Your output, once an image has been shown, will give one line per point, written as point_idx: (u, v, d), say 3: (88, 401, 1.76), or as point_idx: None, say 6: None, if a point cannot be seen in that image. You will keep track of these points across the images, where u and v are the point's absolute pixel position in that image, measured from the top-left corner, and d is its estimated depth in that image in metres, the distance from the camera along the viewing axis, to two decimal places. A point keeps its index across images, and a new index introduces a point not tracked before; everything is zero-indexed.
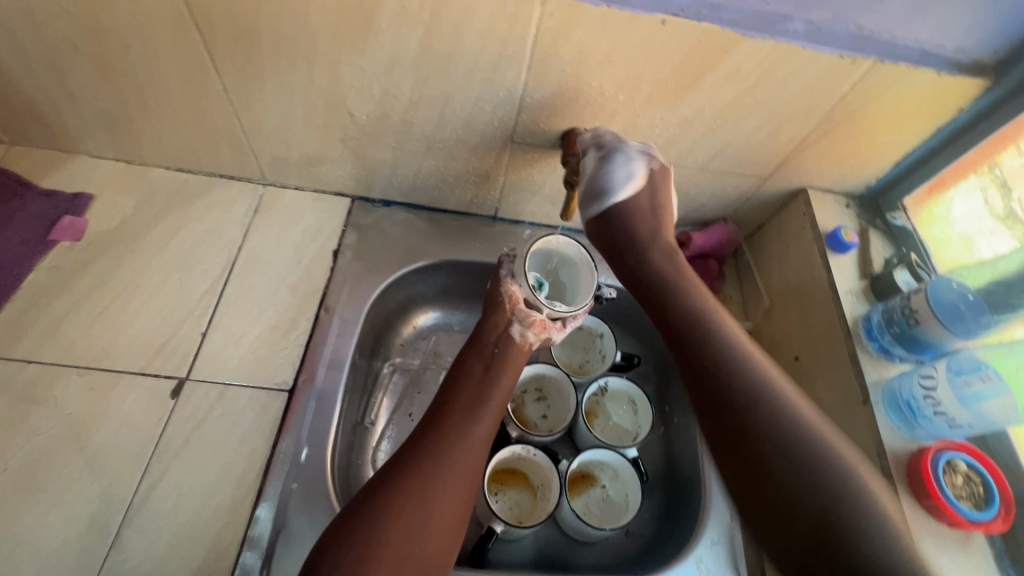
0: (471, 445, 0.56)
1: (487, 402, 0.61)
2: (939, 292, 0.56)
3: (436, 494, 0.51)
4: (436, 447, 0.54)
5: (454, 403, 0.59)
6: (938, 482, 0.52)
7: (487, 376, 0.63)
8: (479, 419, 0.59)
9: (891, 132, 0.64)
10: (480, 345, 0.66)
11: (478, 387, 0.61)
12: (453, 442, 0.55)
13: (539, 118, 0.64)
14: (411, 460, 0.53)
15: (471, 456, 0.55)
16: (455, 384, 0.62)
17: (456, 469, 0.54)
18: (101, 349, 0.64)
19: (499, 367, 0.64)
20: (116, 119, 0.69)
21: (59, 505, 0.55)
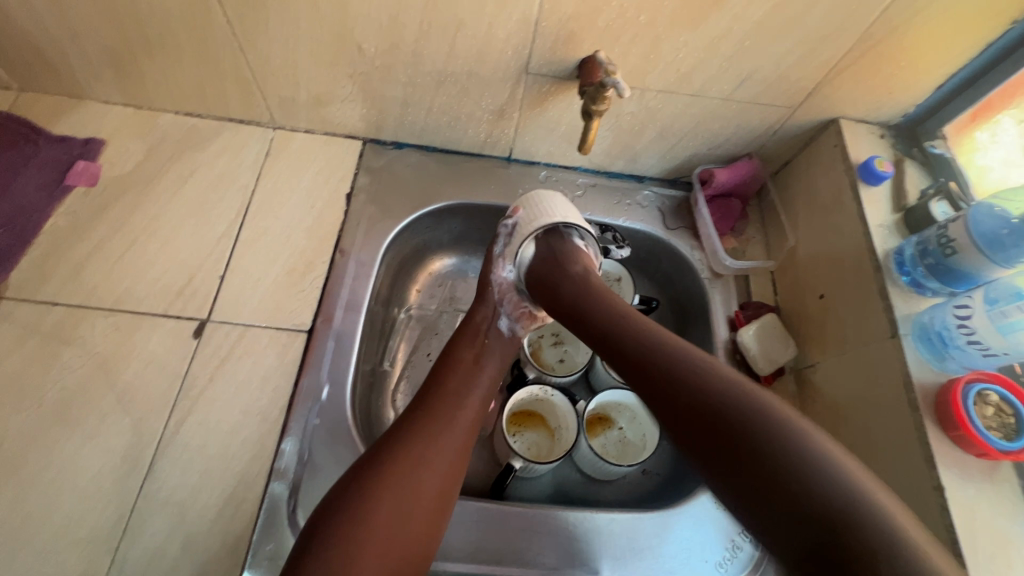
0: (456, 430, 0.55)
1: (470, 390, 0.59)
2: (978, 220, 0.54)
3: (422, 477, 0.50)
4: (421, 430, 0.53)
5: (438, 389, 0.58)
6: (968, 414, 0.50)
7: (473, 366, 0.62)
8: (464, 407, 0.57)
9: (935, 50, 0.60)
10: (466, 338, 0.64)
11: (464, 376, 0.60)
12: (438, 426, 0.54)
13: (556, 45, 0.61)
14: (397, 439, 0.52)
15: (456, 442, 0.54)
16: (444, 370, 0.61)
17: (439, 454, 0.52)
18: (123, 291, 0.65)
19: (482, 361, 0.63)
20: (121, 60, 0.67)
21: (94, 437, 0.57)
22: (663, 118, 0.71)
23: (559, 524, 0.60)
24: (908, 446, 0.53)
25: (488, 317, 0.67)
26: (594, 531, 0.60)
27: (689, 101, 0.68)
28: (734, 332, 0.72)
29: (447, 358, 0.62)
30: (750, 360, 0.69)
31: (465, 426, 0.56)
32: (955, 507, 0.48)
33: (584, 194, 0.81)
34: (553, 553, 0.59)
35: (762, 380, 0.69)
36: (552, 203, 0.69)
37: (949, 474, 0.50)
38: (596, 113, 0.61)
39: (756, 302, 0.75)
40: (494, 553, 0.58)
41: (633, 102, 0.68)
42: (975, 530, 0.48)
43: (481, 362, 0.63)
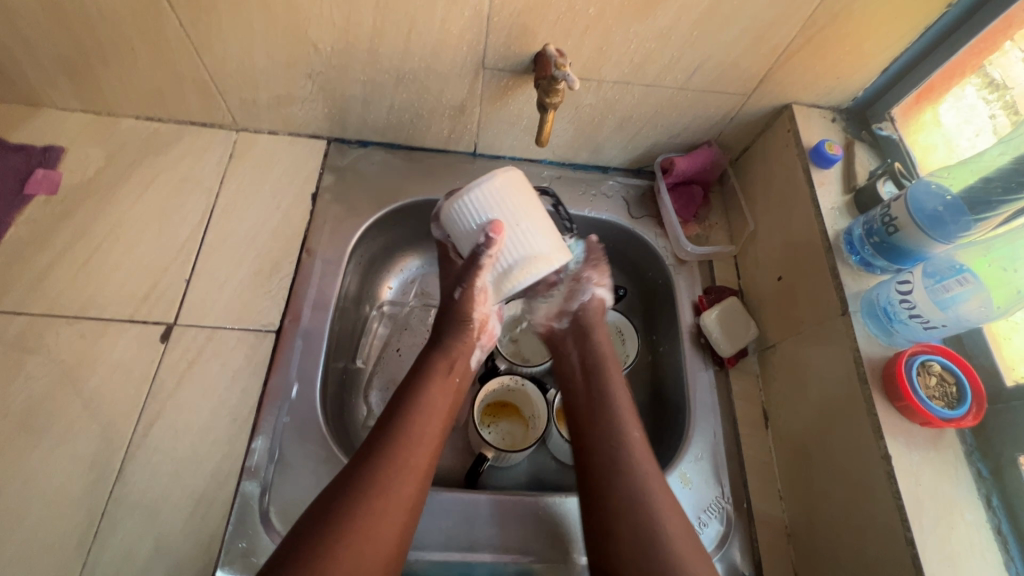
0: (410, 488, 0.51)
1: (427, 438, 0.55)
2: (918, 199, 0.56)
3: (372, 547, 0.47)
4: (372, 492, 0.49)
5: (395, 438, 0.53)
6: (912, 385, 0.52)
7: (433, 410, 0.57)
8: (421, 458, 0.53)
9: (878, 34, 0.61)
10: (437, 381, 0.59)
11: (419, 416, 0.56)
12: (392, 488, 0.50)
13: (509, 40, 0.62)
14: (346, 501, 0.48)
15: (406, 503, 0.50)
16: (397, 410, 0.56)
17: (390, 520, 0.49)
18: (88, 298, 0.65)
19: (444, 405, 0.58)
20: (76, 67, 0.67)
21: (63, 444, 0.57)
22: (621, 109, 0.72)
23: (528, 509, 0.62)
24: (858, 418, 0.55)
25: (461, 356, 0.63)
26: (562, 516, 0.62)
27: (645, 92, 0.69)
28: (698, 317, 0.74)
29: (412, 400, 0.57)
30: (713, 342, 0.71)
31: (419, 482, 0.52)
32: (901, 474, 0.50)
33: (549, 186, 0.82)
34: (522, 537, 0.60)
35: (726, 361, 0.71)
36: (539, 218, 0.58)
37: (896, 443, 0.52)
38: (551, 106, 0.62)
39: (719, 286, 0.77)
40: (465, 540, 0.59)
41: (590, 93, 0.69)
42: (920, 495, 0.50)
43: (441, 406, 0.58)
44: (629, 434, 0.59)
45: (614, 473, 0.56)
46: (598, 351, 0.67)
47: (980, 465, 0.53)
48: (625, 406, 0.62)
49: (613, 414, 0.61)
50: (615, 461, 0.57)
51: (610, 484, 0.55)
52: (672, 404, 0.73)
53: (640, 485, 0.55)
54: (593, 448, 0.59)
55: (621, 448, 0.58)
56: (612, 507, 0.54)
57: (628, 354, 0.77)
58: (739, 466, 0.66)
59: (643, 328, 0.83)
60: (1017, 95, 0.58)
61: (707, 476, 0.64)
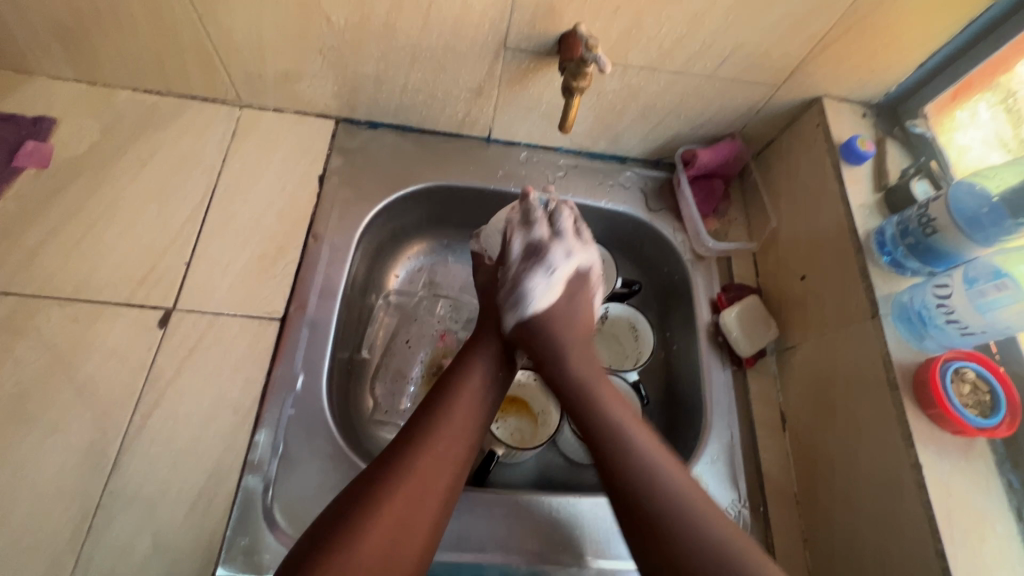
0: (448, 475, 0.49)
1: (469, 427, 0.53)
2: (958, 199, 0.54)
3: (405, 537, 0.45)
4: (408, 479, 0.47)
5: (435, 425, 0.52)
6: (947, 393, 0.50)
7: (475, 399, 0.55)
8: (461, 447, 0.52)
9: (919, 26, 0.59)
10: (479, 368, 0.58)
11: (464, 402, 0.54)
12: (430, 476, 0.48)
13: (534, 19, 0.59)
14: (382, 488, 0.46)
15: (443, 493, 0.49)
16: (441, 396, 0.55)
17: (425, 509, 0.47)
18: (81, 279, 0.62)
19: (487, 395, 0.57)
20: (70, 33, 0.63)
21: (54, 433, 0.54)
22: (645, 97, 0.69)
23: (541, 510, 0.60)
24: (887, 425, 0.53)
25: (506, 344, 0.62)
26: (575, 518, 0.60)
27: (671, 79, 0.66)
28: (717, 315, 0.72)
29: (455, 388, 0.55)
30: (732, 341, 0.69)
31: (457, 472, 0.50)
32: (932, 483, 0.49)
33: (566, 175, 0.79)
34: (534, 539, 0.58)
35: (744, 361, 0.69)
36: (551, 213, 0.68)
37: (928, 452, 0.50)
38: (578, 91, 0.59)
39: (739, 284, 0.74)
40: (476, 540, 0.57)
41: (615, 79, 0.66)
42: (952, 506, 0.48)
43: (484, 396, 0.57)
44: (628, 436, 0.52)
45: (637, 485, 0.49)
46: (552, 343, 0.60)
47: (1011, 476, 0.51)
48: (614, 407, 0.55)
49: (603, 418, 0.54)
50: (636, 481, 0.49)
51: (632, 504, 0.49)
52: (687, 403, 0.71)
53: (673, 504, 0.48)
54: (608, 458, 0.52)
55: (632, 459, 0.51)
56: (657, 531, 0.47)
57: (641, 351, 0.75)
58: (756, 469, 0.64)
59: (657, 324, 0.81)
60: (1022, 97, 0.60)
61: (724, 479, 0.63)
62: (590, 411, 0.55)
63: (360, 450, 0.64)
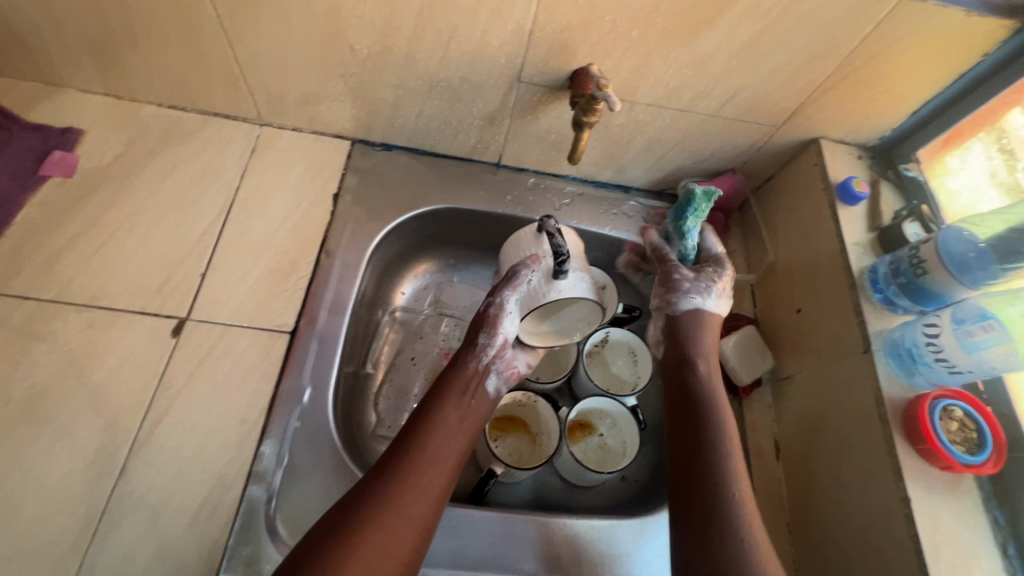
0: (423, 505, 0.50)
1: (446, 458, 0.54)
2: (948, 242, 0.56)
3: (381, 565, 0.46)
4: (384, 508, 0.48)
5: (412, 454, 0.53)
6: (934, 428, 0.52)
7: (451, 433, 0.56)
8: (436, 477, 0.53)
9: (911, 77, 0.62)
10: (451, 400, 0.59)
11: (444, 437, 0.55)
12: (404, 506, 0.49)
13: (548, 56, 0.62)
14: (360, 515, 0.48)
15: (418, 524, 0.49)
16: (423, 427, 0.56)
17: (398, 540, 0.48)
18: (99, 287, 0.63)
19: (460, 429, 0.57)
20: (105, 51, 0.66)
21: (65, 436, 0.55)
22: (651, 131, 0.72)
23: (538, 530, 0.60)
24: (877, 458, 0.55)
25: (473, 374, 0.61)
26: (573, 539, 0.61)
27: (676, 116, 0.69)
28: None
29: (428, 418, 0.56)
30: (729, 370, 0.70)
31: (432, 503, 0.51)
32: (920, 517, 0.50)
33: (572, 202, 0.82)
34: (532, 558, 0.59)
35: (741, 391, 0.71)
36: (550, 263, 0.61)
37: (916, 486, 0.52)
38: (587, 125, 0.62)
39: (736, 314, 0.77)
40: (473, 558, 0.58)
41: (622, 114, 0.69)
42: (938, 540, 0.50)
43: (463, 426, 0.58)
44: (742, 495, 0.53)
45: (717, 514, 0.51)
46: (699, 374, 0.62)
47: (997, 513, 0.53)
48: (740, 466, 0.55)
49: (719, 466, 0.55)
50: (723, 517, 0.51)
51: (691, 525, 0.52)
52: None
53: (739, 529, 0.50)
54: (702, 492, 0.53)
55: (729, 502, 0.52)
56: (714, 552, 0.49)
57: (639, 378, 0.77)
58: (750, 498, 0.65)
59: None
60: (1015, 139, 0.65)
61: None
62: (711, 453, 0.56)
63: (362, 464, 0.65)
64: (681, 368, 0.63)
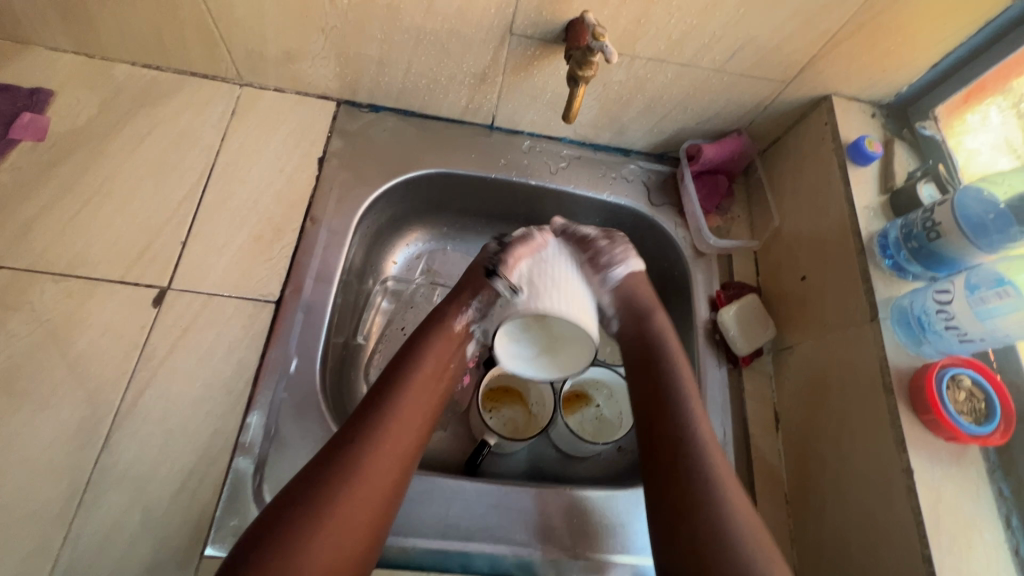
0: (396, 465, 0.49)
1: (422, 422, 0.53)
2: (965, 204, 0.53)
3: (355, 528, 0.45)
4: (357, 468, 0.47)
5: (385, 420, 0.51)
6: (941, 398, 0.50)
7: (426, 391, 0.55)
8: (407, 438, 0.51)
9: (935, 25, 0.58)
10: (426, 360, 0.56)
11: (417, 397, 0.54)
12: (379, 468, 0.48)
13: (542, 5, 0.57)
14: (328, 482, 0.46)
15: (391, 482, 0.49)
16: (393, 389, 0.53)
17: (373, 495, 0.47)
18: (76, 256, 0.61)
19: (435, 385, 0.56)
20: (69, 4, 0.61)
21: (45, 408, 0.54)
22: (652, 88, 0.68)
23: (530, 501, 0.60)
24: (881, 429, 0.53)
25: (456, 334, 0.60)
26: (568, 508, 0.60)
27: (679, 72, 0.65)
28: (715, 313, 0.71)
29: (402, 381, 0.54)
30: (729, 340, 0.68)
31: (406, 460, 0.50)
32: (922, 489, 0.49)
33: (568, 166, 0.78)
34: (525, 529, 0.58)
35: (741, 360, 0.68)
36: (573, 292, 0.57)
37: (919, 457, 0.50)
38: (583, 80, 0.58)
39: (738, 282, 0.74)
40: (465, 529, 0.57)
41: (622, 70, 0.65)
42: (940, 511, 0.49)
43: (440, 381, 0.57)
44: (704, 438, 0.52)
45: (688, 460, 0.51)
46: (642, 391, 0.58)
47: (1002, 484, 0.51)
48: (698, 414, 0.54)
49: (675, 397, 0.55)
50: (686, 457, 0.51)
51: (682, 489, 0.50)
52: None
53: (710, 481, 0.49)
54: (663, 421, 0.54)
55: (711, 482, 0.49)
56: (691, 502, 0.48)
57: None
58: (749, 468, 0.64)
59: None
60: None
61: None
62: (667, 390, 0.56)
63: None
64: (637, 326, 0.62)
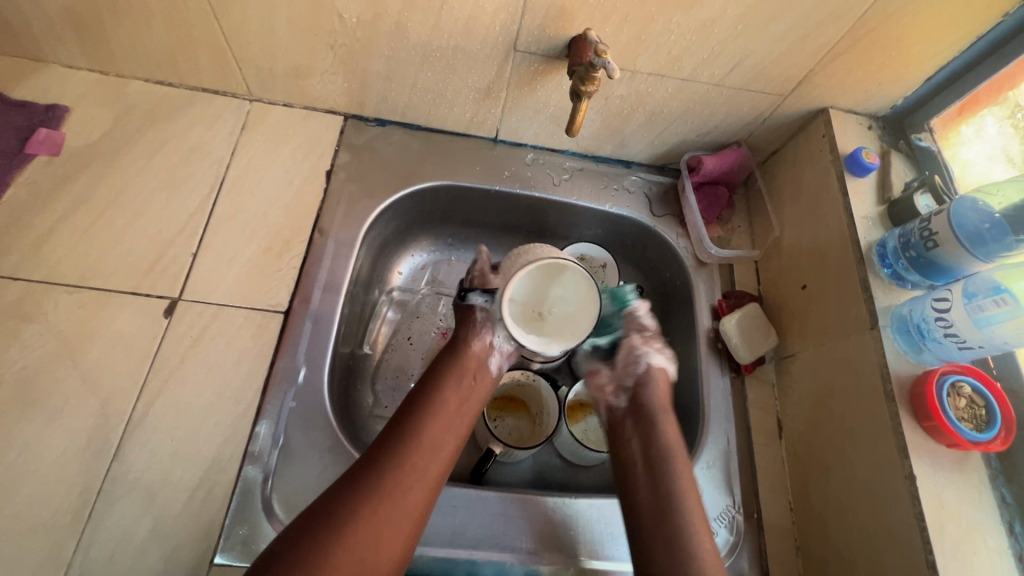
0: (420, 495, 0.50)
1: (444, 445, 0.53)
2: (961, 214, 0.54)
3: (377, 554, 0.46)
4: (382, 495, 0.48)
5: (407, 443, 0.52)
6: (942, 405, 0.51)
7: (451, 417, 0.56)
8: (432, 466, 0.52)
9: (928, 40, 0.59)
10: (449, 386, 0.58)
11: (441, 424, 0.55)
12: (403, 495, 0.49)
13: (546, 22, 0.59)
14: (350, 505, 0.47)
15: (415, 512, 0.49)
16: (420, 414, 0.55)
17: (396, 524, 0.47)
18: (89, 268, 0.62)
19: (460, 411, 0.57)
20: (86, 24, 0.63)
21: (57, 418, 0.55)
22: (653, 102, 0.69)
23: (536, 509, 0.60)
24: (883, 436, 0.53)
25: (476, 354, 0.61)
26: (573, 516, 0.60)
27: (679, 86, 0.67)
28: (717, 322, 0.72)
29: (426, 407, 0.55)
30: (731, 348, 0.69)
31: (430, 490, 0.51)
32: (925, 495, 0.49)
33: (571, 177, 0.79)
34: (531, 538, 0.58)
35: (743, 368, 0.69)
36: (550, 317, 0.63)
37: (922, 464, 0.51)
38: (585, 94, 0.59)
39: (739, 291, 0.75)
40: (471, 537, 0.58)
41: (623, 84, 0.66)
42: (944, 518, 0.49)
43: (464, 409, 0.57)
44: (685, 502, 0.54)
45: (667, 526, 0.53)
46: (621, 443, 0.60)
47: (1004, 490, 0.52)
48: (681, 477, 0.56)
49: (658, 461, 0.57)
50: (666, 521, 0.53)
51: (645, 531, 0.53)
52: (685, 409, 0.72)
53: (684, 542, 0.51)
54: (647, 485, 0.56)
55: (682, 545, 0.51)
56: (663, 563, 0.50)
57: None
58: (753, 476, 0.64)
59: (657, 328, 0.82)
60: None
61: (719, 485, 0.63)
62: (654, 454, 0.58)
63: (360, 443, 0.65)
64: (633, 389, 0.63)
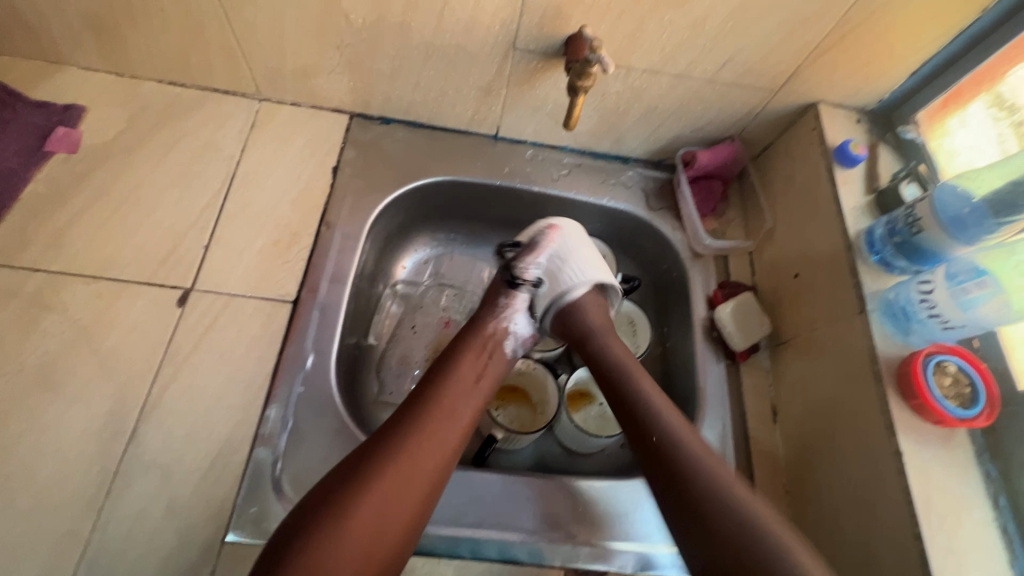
0: (436, 461, 0.51)
1: (461, 415, 0.55)
2: (944, 200, 0.56)
3: (395, 514, 0.47)
4: (399, 459, 0.49)
5: (426, 411, 0.54)
6: (927, 383, 0.53)
7: (468, 390, 0.58)
8: (450, 435, 0.53)
9: (912, 35, 0.62)
10: (465, 360, 0.60)
11: (458, 396, 0.56)
12: (420, 460, 0.50)
13: (543, 21, 0.62)
14: (370, 468, 0.48)
15: (432, 476, 0.51)
16: (438, 387, 0.57)
17: (413, 486, 0.49)
18: (105, 259, 0.65)
19: (476, 385, 0.59)
20: (103, 27, 0.66)
21: (75, 402, 0.57)
22: (648, 98, 0.72)
23: (536, 490, 0.62)
24: (872, 415, 0.55)
25: (493, 332, 0.64)
26: (572, 497, 0.62)
27: (673, 82, 0.69)
28: (712, 311, 0.74)
29: (442, 380, 0.57)
30: (726, 336, 0.71)
31: (447, 456, 0.52)
32: (912, 470, 0.51)
33: (570, 173, 0.82)
34: (531, 517, 0.60)
35: (738, 356, 0.71)
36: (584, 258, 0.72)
37: (909, 440, 0.52)
38: (582, 90, 0.62)
39: (734, 281, 0.77)
40: (475, 517, 0.59)
41: (619, 80, 0.69)
42: (931, 492, 0.51)
43: (481, 382, 0.59)
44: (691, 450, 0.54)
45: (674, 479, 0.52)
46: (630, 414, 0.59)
47: (990, 466, 0.54)
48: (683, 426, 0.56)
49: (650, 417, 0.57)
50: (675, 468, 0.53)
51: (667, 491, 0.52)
52: (682, 396, 0.74)
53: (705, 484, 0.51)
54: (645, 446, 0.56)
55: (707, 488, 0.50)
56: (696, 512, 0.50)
57: (639, 344, 0.79)
58: (748, 459, 0.66)
59: (655, 319, 0.84)
60: None
61: None
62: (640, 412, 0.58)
63: (366, 429, 0.67)
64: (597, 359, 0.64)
